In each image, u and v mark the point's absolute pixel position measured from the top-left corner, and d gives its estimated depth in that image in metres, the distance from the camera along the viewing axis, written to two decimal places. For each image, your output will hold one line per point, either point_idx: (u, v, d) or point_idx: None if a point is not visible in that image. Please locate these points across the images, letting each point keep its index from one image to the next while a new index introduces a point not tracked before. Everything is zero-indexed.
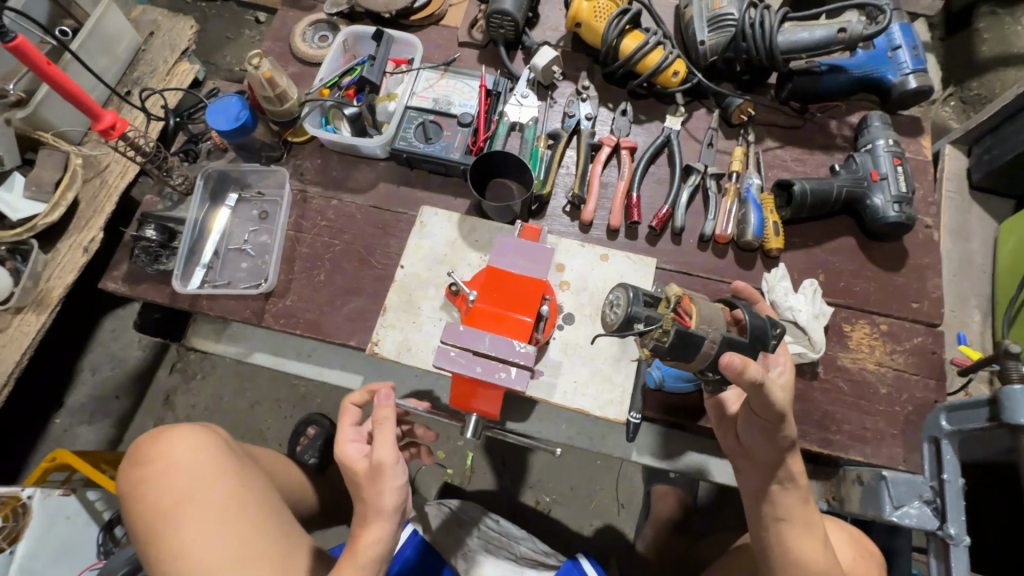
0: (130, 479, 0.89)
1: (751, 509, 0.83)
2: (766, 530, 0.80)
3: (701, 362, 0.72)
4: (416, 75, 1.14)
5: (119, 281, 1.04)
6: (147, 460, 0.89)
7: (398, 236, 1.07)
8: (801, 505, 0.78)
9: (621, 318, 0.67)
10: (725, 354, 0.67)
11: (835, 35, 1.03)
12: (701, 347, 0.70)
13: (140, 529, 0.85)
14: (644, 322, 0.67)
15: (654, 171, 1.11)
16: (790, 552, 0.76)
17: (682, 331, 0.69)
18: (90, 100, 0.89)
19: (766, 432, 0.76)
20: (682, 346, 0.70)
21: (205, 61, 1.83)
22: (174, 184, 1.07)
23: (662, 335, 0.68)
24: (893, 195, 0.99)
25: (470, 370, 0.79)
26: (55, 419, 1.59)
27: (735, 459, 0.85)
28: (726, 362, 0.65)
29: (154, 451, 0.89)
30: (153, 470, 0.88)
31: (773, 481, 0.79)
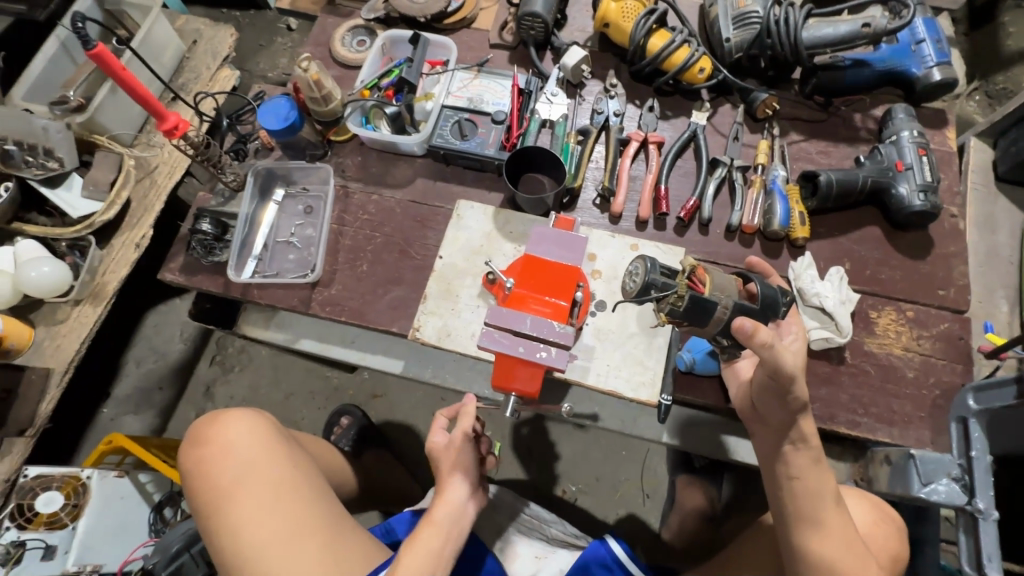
0: (189, 457, 0.95)
1: (765, 471, 0.85)
2: (782, 490, 0.82)
3: (716, 326, 0.79)
4: (451, 76, 1.20)
5: (176, 272, 1.12)
6: (206, 441, 0.94)
7: (435, 229, 1.12)
8: (812, 466, 0.80)
9: (639, 285, 0.76)
10: (737, 319, 0.72)
11: (859, 30, 1.06)
12: (715, 311, 0.77)
13: (200, 505, 0.91)
14: (659, 289, 0.76)
15: (681, 165, 1.14)
16: (813, 521, 0.78)
17: (697, 297, 0.76)
18: (156, 103, 0.96)
19: (777, 394, 0.78)
20: (697, 312, 0.77)
21: (241, 68, 1.92)
22: (226, 181, 1.14)
23: (677, 301, 0.76)
24: (918, 184, 1.02)
25: (512, 350, 0.84)
26: (104, 409, 1.67)
27: (750, 424, 0.87)
28: (737, 325, 0.70)
29: (212, 433, 0.95)
30: (211, 450, 0.93)
31: (785, 443, 0.81)
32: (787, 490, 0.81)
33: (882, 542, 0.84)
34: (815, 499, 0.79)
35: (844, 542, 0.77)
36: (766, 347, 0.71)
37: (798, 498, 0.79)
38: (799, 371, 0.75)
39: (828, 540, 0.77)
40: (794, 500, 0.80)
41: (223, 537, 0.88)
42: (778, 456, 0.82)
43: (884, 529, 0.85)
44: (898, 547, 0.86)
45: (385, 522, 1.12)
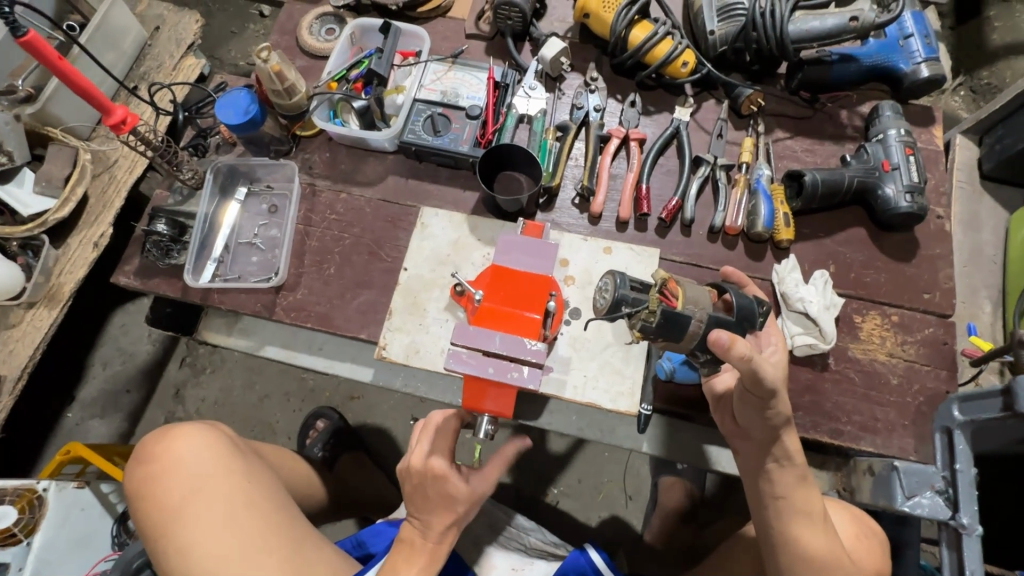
0: (137, 476, 0.89)
1: (749, 488, 0.82)
2: (767, 509, 0.79)
3: (693, 342, 0.74)
4: (423, 68, 1.14)
5: (131, 275, 1.05)
6: (154, 457, 0.89)
7: (406, 230, 1.07)
8: (798, 484, 0.77)
9: (611, 302, 0.73)
10: (712, 332, 0.68)
11: (847, 24, 1.02)
12: (689, 328, 0.73)
13: (149, 526, 0.86)
14: (631, 304, 0.73)
15: (664, 164, 1.10)
16: (793, 539, 0.76)
17: (670, 312, 0.71)
18: (100, 94, 0.89)
19: (756, 411, 0.76)
20: (672, 328, 0.72)
21: (210, 56, 1.83)
22: (183, 179, 1.07)
23: (650, 316, 0.72)
24: (904, 184, 0.99)
25: (482, 371, 0.80)
26: (67, 413, 1.60)
27: (732, 440, 0.84)
28: (712, 340, 0.66)
29: (160, 449, 0.89)
30: (160, 467, 0.88)
31: (769, 460, 0.78)
32: (771, 508, 0.79)
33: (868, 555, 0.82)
34: (795, 512, 0.76)
35: (828, 554, 0.75)
36: (744, 362, 0.67)
37: (782, 516, 0.77)
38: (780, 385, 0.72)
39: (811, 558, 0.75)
40: (780, 518, 0.77)
41: (175, 558, 0.83)
42: (764, 472, 0.79)
43: (867, 541, 0.83)
44: (880, 561, 0.83)
45: (356, 535, 1.08)
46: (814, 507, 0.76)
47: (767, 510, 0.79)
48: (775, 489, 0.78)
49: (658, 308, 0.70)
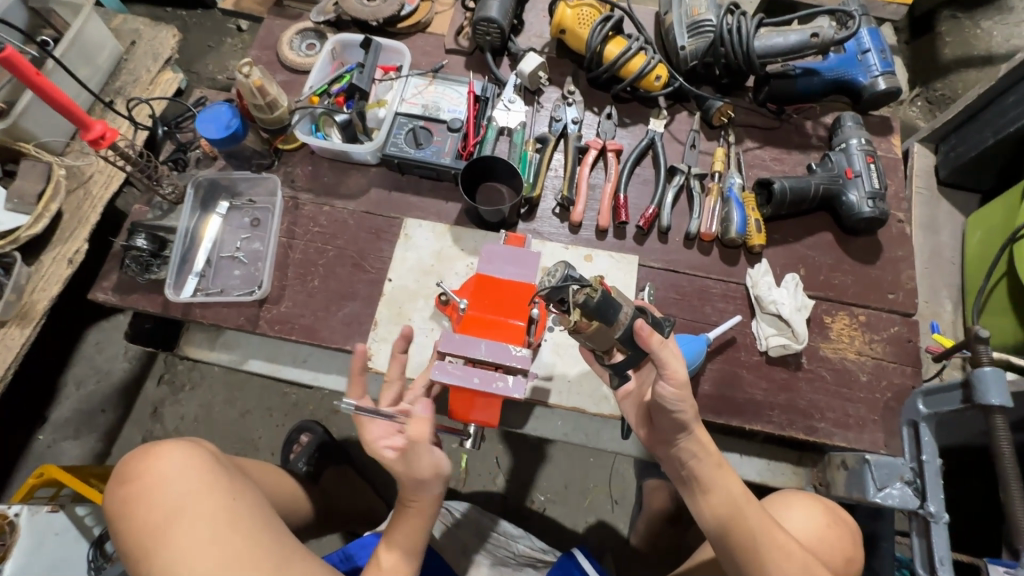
0: (117, 497, 0.87)
1: (679, 486, 0.83)
2: (698, 502, 0.80)
3: (619, 330, 0.76)
4: (405, 82, 1.16)
5: (109, 291, 1.04)
6: (135, 477, 0.87)
7: (389, 241, 1.08)
8: (716, 470, 0.79)
9: (558, 277, 0.71)
10: (636, 323, 0.73)
11: (808, 40, 1.08)
12: (618, 316, 0.75)
13: (131, 547, 0.84)
14: (576, 283, 0.71)
15: (640, 173, 1.14)
16: (729, 521, 0.77)
17: (607, 296, 0.73)
18: (78, 110, 0.89)
19: (664, 411, 0.77)
20: (607, 308, 0.73)
21: (186, 70, 1.82)
22: (164, 194, 1.07)
23: (592, 291, 0.72)
24: (866, 191, 1.04)
25: (468, 382, 0.80)
26: (39, 435, 1.56)
27: (652, 444, 0.85)
28: (639, 326, 0.72)
29: (141, 467, 0.88)
30: (142, 486, 0.86)
31: (687, 457, 0.80)
32: (703, 503, 0.79)
33: (833, 547, 0.82)
34: (721, 496, 0.78)
35: (761, 525, 0.76)
36: (664, 348, 0.73)
37: (716, 509, 0.78)
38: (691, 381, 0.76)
39: (749, 534, 0.76)
40: (710, 507, 0.78)
41: None
42: (689, 468, 0.80)
43: (837, 531, 0.83)
44: (849, 555, 0.83)
45: (343, 549, 1.06)
46: (737, 491, 0.78)
47: (700, 503, 0.80)
48: (701, 482, 0.79)
49: (604, 280, 0.71)
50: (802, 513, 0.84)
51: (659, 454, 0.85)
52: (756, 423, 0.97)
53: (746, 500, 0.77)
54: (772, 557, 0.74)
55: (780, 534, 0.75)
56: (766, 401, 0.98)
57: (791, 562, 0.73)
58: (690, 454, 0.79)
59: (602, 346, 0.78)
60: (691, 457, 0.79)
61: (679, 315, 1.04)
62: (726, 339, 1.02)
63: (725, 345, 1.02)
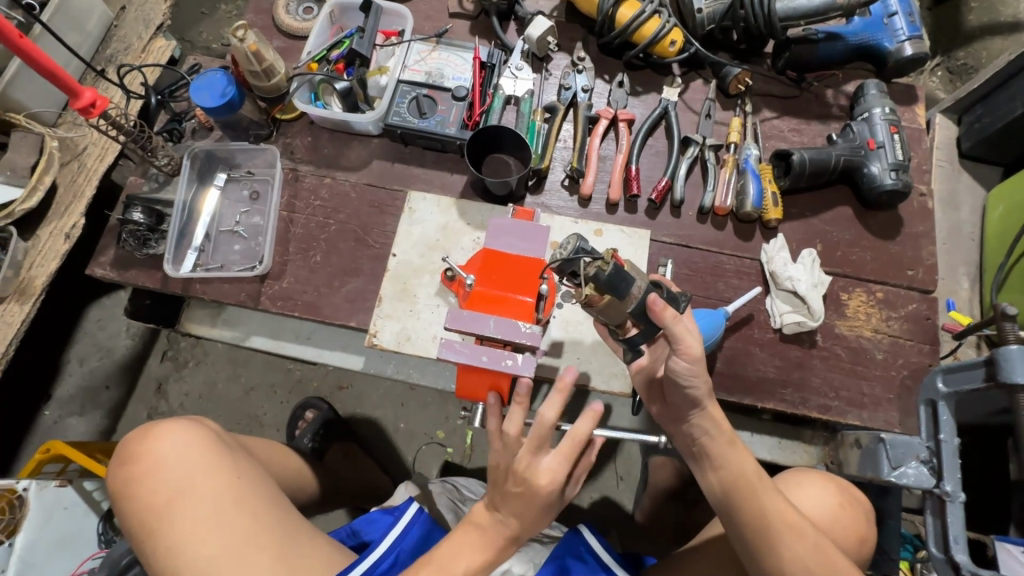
0: (120, 477, 0.86)
1: (693, 466, 0.82)
2: (709, 482, 0.79)
3: (631, 304, 0.73)
4: (407, 48, 1.11)
5: (107, 266, 1.01)
6: (137, 457, 0.86)
7: (393, 215, 1.05)
8: (729, 447, 0.77)
9: (569, 249, 0.69)
10: (649, 297, 0.71)
11: (833, 2, 1.01)
12: (631, 289, 0.72)
13: (135, 527, 0.83)
14: (588, 255, 0.69)
15: (653, 144, 1.10)
16: (743, 503, 0.75)
17: (620, 268, 0.70)
18: (66, 76, 0.85)
19: (677, 386, 0.75)
20: (620, 282, 0.71)
21: (180, 38, 1.76)
22: (159, 165, 1.02)
23: (604, 264, 0.69)
24: (889, 162, 1.00)
25: (474, 360, 0.78)
26: (45, 411, 1.56)
27: (666, 423, 0.84)
28: (652, 300, 0.70)
29: (143, 448, 0.86)
30: (144, 467, 0.85)
31: (700, 435, 0.79)
32: (714, 478, 0.78)
33: (845, 526, 0.81)
34: (733, 475, 0.76)
35: (780, 510, 0.73)
36: (678, 323, 0.71)
37: (727, 487, 0.77)
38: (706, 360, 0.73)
39: (764, 517, 0.73)
40: (722, 487, 0.77)
41: (164, 559, 0.80)
42: (700, 446, 0.80)
43: (850, 510, 0.82)
44: (862, 533, 0.82)
45: (350, 524, 1.06)
46: (750, 474, 0.76)
47: (710, 483, 0.79)
48: (713, 460, 0.78)
49: (617, 252, 0.68)
50: (814, 492, 0.82)
51: (671, 431, 0.84)
52: (768, 401, 0.95)
53: (759, 479, 0.75)
54: (784, 539, 0.72)
55: (796, 518, 0.73)
56: (779, 379, 0.96)
57: (804, 544, 0.72)
58: (702, 430, 0.78)
59: (614, 321, 0.75)
60: (704, 435, 0.78)
61: (691, 292, 1.01)
62: (742, 315, 0.99)
63: (740, 323, 0.99)
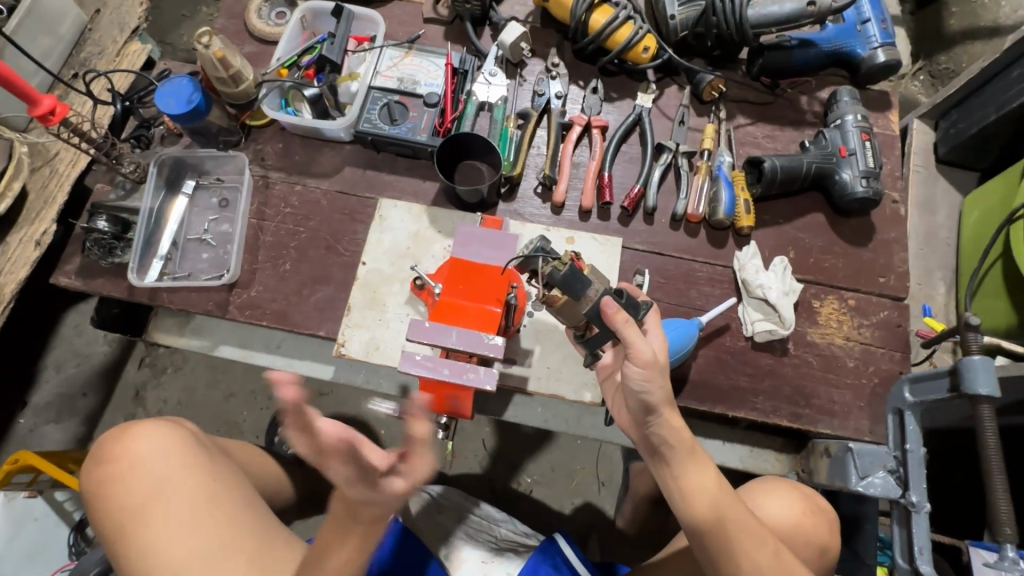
0: (95, 477, 0.84)
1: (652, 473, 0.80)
2: (670, 492, 0.76)
3: (587, 306, 0.74)
4: (380, 54, 1.10)
5: (72, 275, 1.00)
6: (113, 457, 0.84)
7: (364, 223, 1.04)
8: (690, 457, 0.75)
9: (531, 248, 0.77)
10: (603, 298, 0.73)
11: (804, 8, 1.01)
12: (588, 291, 0.74)
13: (107, 529, 0.81)
14: (545, 254, 0.75)
15: (627, 151, 1.09)
16: (699, 510, 0.74)
17: (576, 269, 0.73)
18: (24, 84, 0.83)
19: (631, 391, 0.75)
20: (576, 282, 0.74)
21: (160, 41, 1.74)
22: (125, 172, 1.01)
23: (560, 264, 0.73)
24: (860, 170, 1.00)
25: (439, 374, 0.76)
26: (20, 419, 1.53)
27: (625, 426, 0.83)
28: (605, 302, 0.72)
29: (119, 448, 0.84)
30: (120, 467, 0.83)
31: (660, 445, 0.76)
32: (675, 490, 0.76)
33: (807, 534, 0.81)
34: (695, 486, 0.75)
35: (741, 511, 0.75)
36: (629, 327, 0.72)
37: (686, 496, 0.75)
38: (660, 366, 0.73)
39: (724, 522, 0.74)
40: (685, 497, 0.75)
41: (135, 562, 0.78)
42: (660, 454, 0.77)
43: (812, 519, 0.82)
44: (825, 541, 0.82)
45: None
46: (710, 482, 0.75)
47: (671, 491, 0.76)
48: (673, 469, 0.76)
49: (570, 252, 0.72)
50: (778, 501, 0.82)
51: (632, 436, 0.82)
52: (740, 410, 0.95)
53: (720, 488, 0.75)
54: (743, 547, 0.73)
55: (755, 525, 0.74)
56: (750, 387, 0.96)
57: (762, 551, 0.73)
58: (661, 439, 0.76)
59: (574, 321, 0.78)
60: (663, 444, 0.76)
61: (664, 300, 1.01)
62: (715, 324, 0.99)
63: (713, 331, 0.98)
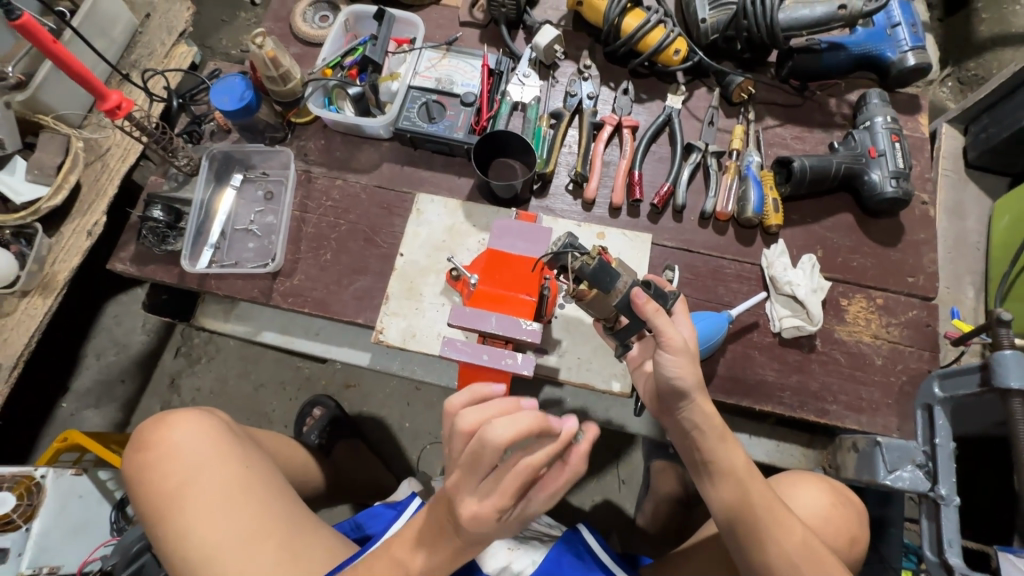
0: (134, 461, 0.89)
1: (686, 460, 0.82)
2: (699, 476, 0.80)
3: (617, 298, 0.77)
4: (418, 55, 1.15)
5: (127, 262, 1.06)
6: (151, 444, 0.88)
7: (401, 216, 1.08)
8: (721, 441, 0.78)
9: (559, 245, 0.78)
10: (632, 291, 0.76)
11: (835, 13, 1.03)
12: (616, 284, 0.77)
13: (147, 511, 0.86)
14: (573, 250, 0.77)
15: (656, 150, 1.12)
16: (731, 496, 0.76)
17: (605, 264, 0.75)
18: (95, 80, 0.89)
19: (665, 380, 0.76)
20: (605, 276, 0.76)
21: (202, 44, 1.81)
22: (179, 165, 1.08)
23: (589, 259, 0.75)
24: (890, 170, 1.01)
25: (476, 358, 0.79)
26: (63, 402, 1.60)
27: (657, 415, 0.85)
28: (635, 293, 0.74)
29: (157, 435, 0.89)
30: (157, 454, 0.87)
31: (691, 429, 0.79)
32: (706, 474, 0.79)
33: (837, 526, 0.82)
34: (725, 472, 0.77)
35: (768, 500, 0.76)
36: (660, 317, 0.75)
37: (715, 478, 0.78)
38: (691, 353, 0.75)
39: (749, 508, 0.76)
40: (713, 482, 0.78)
41: (172, 542, 0.83)
42: (691, 440, 0.79)
43: (841, 513, 0.83)
44: (854, 532, 0.83)
45: (354, 517, 1.07)
46: (740, 468, 0.77)
47: (700, 472, 0.80)
48: (704, 454, 0.78)
49: (600, 247, 0.74)
50: (807, 493, 0.83)
51: (664, 423, 0.84)
52: (767, 404, 0.96)
53: (749, 475, 0.77)
54: (772, 533, 0.75)
55: (784, 515, 0.76)
56: (777, 382, 0.97)
57: (791, 539, 0.75)
58: (693, 424, 0.78)
59: (604, 314, 0.80)
60: (695, 429, 0.78)
61: (692, 296, 1.03)
62: (744, 321, 1.00)
63: (741, 327, 1.00)
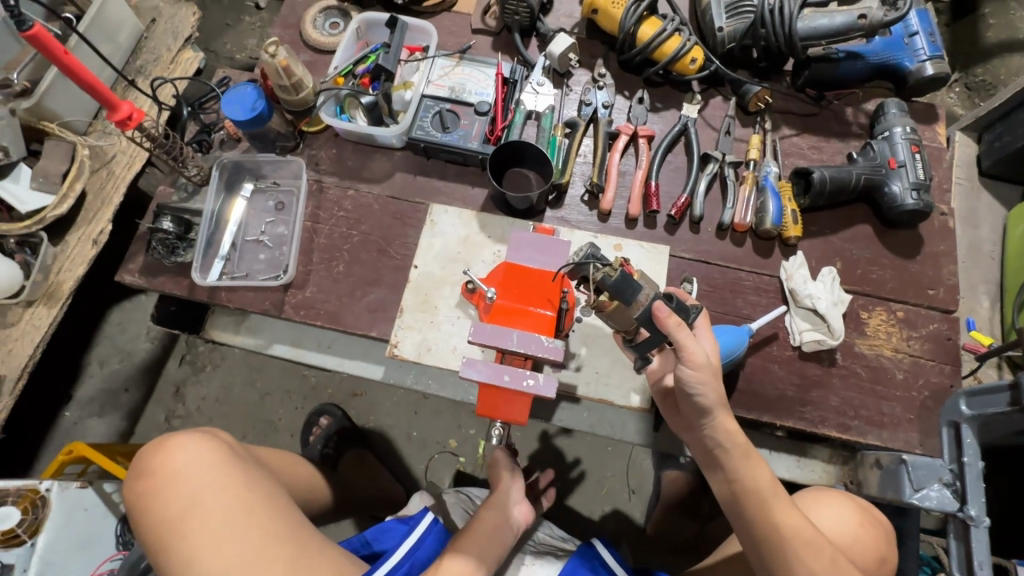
0: (134, 490, 0.83)
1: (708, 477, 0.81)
2: (722, 493, 0.79)
3: (638, 311, 0.75)
4: (431, 63, 1.13)
5: (136, 274, 1.04)
6: (149, 472, 0.83)
7: (415, 227, 1.06)
8: (744, 459, 0.76)
9: (581, 255, 0.75)
10: (654, 304, 0.74)
11: (855, 22, 1.02)
12: (638, 297, 0.75)
13: (150, 540, 0.81)
14: (594, 261, 0.75)
15: (672, 160, 1.11)
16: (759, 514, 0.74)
17: (627, 275, 0.73)
18: (106, 90, 0.88)
19: (686, 396, 0.77)
20: (626, 288, 0.74)
21: (206, 49, 1.80)
22: (189, 175, 1.07)
23: (612, 270, 0.73)
24: (911, 182, 1.00)
25: (497, 379, 0.78)
26: (66, 411, 1.59)
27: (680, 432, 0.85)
28: (657, 307, 0.73)
29: (156, 461, 0.83)
30: (155, 481, 0.82)
31: (714, 447, 0.78)
32: (729, 492, 0.78)
33: (863, 545, 0.81)
34: (750, 491, 0.76)
35: (797, 521, 0.74)
36: (681, 331, 0.74)
37: (738, 496, 0.76)
38: (712, 370, 0.74)
39: (776, 530, 0.74)
40: (738, 501, 0.77)
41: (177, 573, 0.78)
42: (714, 458, 0.79)
43: (869, 531, 0.82)
44: (881, 550, 0.82)
45: (363, 534, 1.02)
46: (766, 488, 0.75)
47: (722, 490, 0.79)
48: (728, 472, 0.77)
49: (622, 258, 0.72)
50: (834, 510, 0.82)
51: (686, 439, 0.84)
52: (787, 419, 0.95)
53: (774, 494, 0.75)
54: (799, 556, 0.73)
55: (813, 537, 0.73)
56: (798, 397, 0.96)
57: (820, 562, 0.72)
58: (716, 442, 0.78)
59: (623, 326, 0.79)
60: (718, 448, 0.77)
61: (710, 308, 1.01)
62: (764, 334, 0.99)
63: (759, 340, 0.99)
